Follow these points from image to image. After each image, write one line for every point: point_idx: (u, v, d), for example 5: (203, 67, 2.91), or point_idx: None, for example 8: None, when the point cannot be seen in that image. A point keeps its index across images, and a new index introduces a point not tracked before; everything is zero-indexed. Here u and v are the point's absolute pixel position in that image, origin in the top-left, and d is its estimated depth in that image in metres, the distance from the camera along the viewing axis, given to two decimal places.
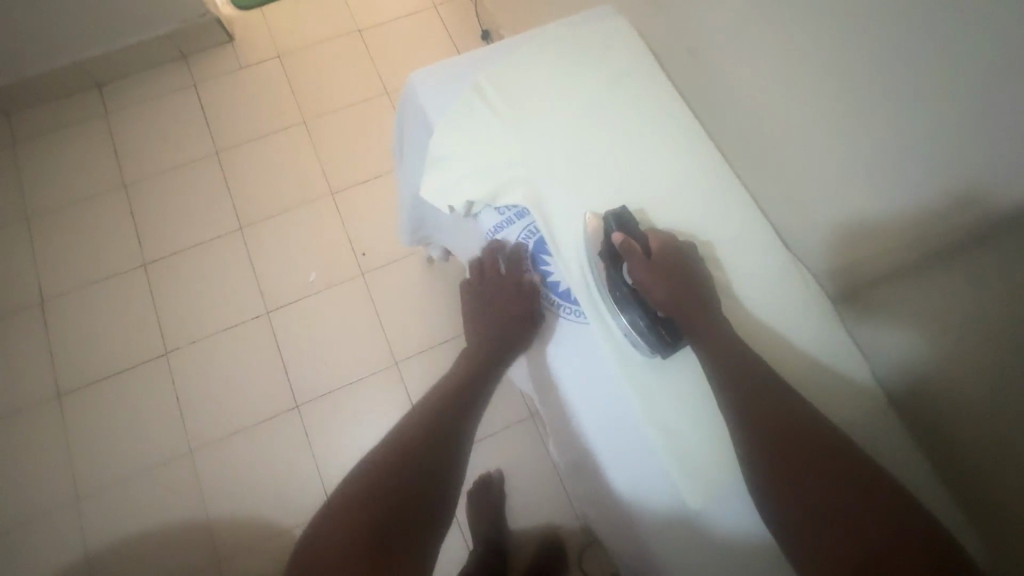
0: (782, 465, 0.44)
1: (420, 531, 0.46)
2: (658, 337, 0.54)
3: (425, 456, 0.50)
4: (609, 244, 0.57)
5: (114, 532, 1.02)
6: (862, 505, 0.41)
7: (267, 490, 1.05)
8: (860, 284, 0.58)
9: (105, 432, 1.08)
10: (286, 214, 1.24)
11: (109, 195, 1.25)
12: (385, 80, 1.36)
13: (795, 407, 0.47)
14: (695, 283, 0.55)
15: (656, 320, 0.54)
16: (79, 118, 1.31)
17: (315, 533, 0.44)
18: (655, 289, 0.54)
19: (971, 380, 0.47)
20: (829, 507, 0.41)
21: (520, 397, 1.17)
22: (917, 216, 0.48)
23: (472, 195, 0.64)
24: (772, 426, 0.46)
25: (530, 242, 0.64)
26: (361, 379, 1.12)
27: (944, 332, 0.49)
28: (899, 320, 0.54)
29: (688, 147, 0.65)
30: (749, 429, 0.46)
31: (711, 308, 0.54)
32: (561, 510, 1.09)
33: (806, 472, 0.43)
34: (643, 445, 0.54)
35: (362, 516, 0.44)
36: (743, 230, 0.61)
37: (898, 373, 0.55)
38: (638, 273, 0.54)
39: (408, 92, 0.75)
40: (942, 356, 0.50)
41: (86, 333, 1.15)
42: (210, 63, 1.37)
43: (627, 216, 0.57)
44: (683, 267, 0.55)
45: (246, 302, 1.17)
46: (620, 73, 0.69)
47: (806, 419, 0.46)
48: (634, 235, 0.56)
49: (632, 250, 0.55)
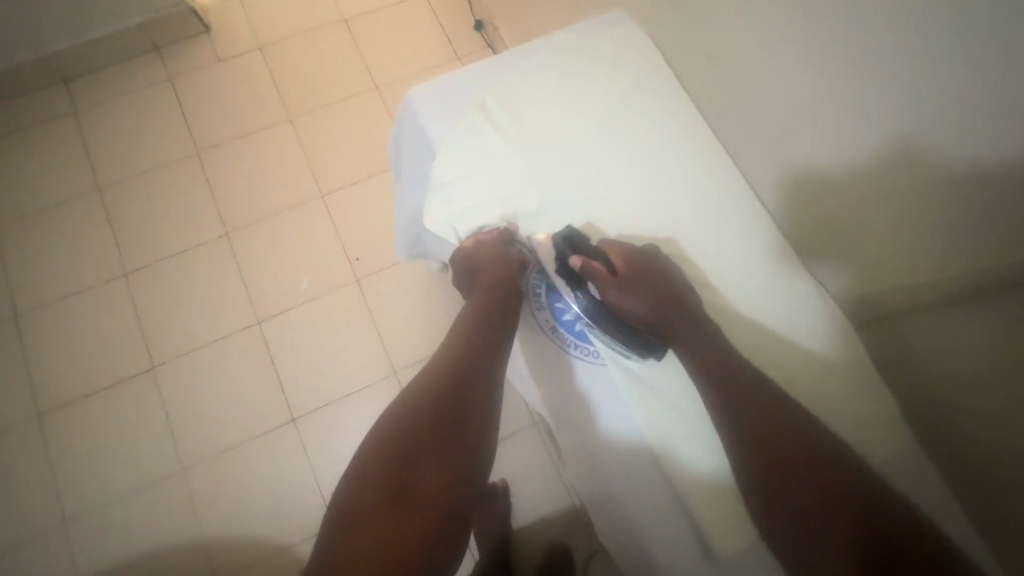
0: (778, 479, 0.42)
1: (435, 490, 0.47)
2: (644, 343, 0.54)
3: (409, 446, 0.48)
4: (567, 265, 0.57)
5: (107, 555, 0.99)
6: (850, 507, 0.39)
7: (264, 506, 1.02)
8: (868, 306, 0.56)
9: (92, 451, 1.04)
10: (274, 218, 1.18)
11: (84, 201, 1.18)
12: (374, 73, 1.29)
13: (799, 426, 0.45)
14: (672, 287, 0.55)
15: (638, 329, 0.55)
16: (47, 118, 1.23)
17: (334, 500, 0.47)
18: (635, 302, 0.54)
19: (982, 400, 0.46)
20: (825, 513, 0.40)
21: (521, 403, 1.15)
22: (933, 233, 0.47)
23: (481, 223, 0.63)
24: (765, 442, 0.44)
25: (541, 281, 0.64)
26: (359, 390, 1.09)
27: (955, 353, 0.47)
28: (922, 350, 0.51)
29: (702, 171, 0.63)
30: (745, 435, 0.45)
31: (692, 308, 0.54)
32: (568, 519, 1.08)
33: (796, 481, 0.42)
34: (654, 484, 0.54)
35: (373, 483, 0.46)
36: (762, 257, 0.60)
37: (903, 379, 0.54)
38: (610, 292, 0.55)
39: (405, 108, 0.71)
40: (943, 360, 0.49)
41: (67, 349, 1.09)
42: (188, 56, 1.29)
43: (577, 235, 0.58)
44: (655, 273, 0.55)
45: (236, 312, 1.13)
46: (632, 87, 0.66)
47: (803, 426, 0.45)
48: (591, 253, 0.57)
49: (596, 271, 0.55)
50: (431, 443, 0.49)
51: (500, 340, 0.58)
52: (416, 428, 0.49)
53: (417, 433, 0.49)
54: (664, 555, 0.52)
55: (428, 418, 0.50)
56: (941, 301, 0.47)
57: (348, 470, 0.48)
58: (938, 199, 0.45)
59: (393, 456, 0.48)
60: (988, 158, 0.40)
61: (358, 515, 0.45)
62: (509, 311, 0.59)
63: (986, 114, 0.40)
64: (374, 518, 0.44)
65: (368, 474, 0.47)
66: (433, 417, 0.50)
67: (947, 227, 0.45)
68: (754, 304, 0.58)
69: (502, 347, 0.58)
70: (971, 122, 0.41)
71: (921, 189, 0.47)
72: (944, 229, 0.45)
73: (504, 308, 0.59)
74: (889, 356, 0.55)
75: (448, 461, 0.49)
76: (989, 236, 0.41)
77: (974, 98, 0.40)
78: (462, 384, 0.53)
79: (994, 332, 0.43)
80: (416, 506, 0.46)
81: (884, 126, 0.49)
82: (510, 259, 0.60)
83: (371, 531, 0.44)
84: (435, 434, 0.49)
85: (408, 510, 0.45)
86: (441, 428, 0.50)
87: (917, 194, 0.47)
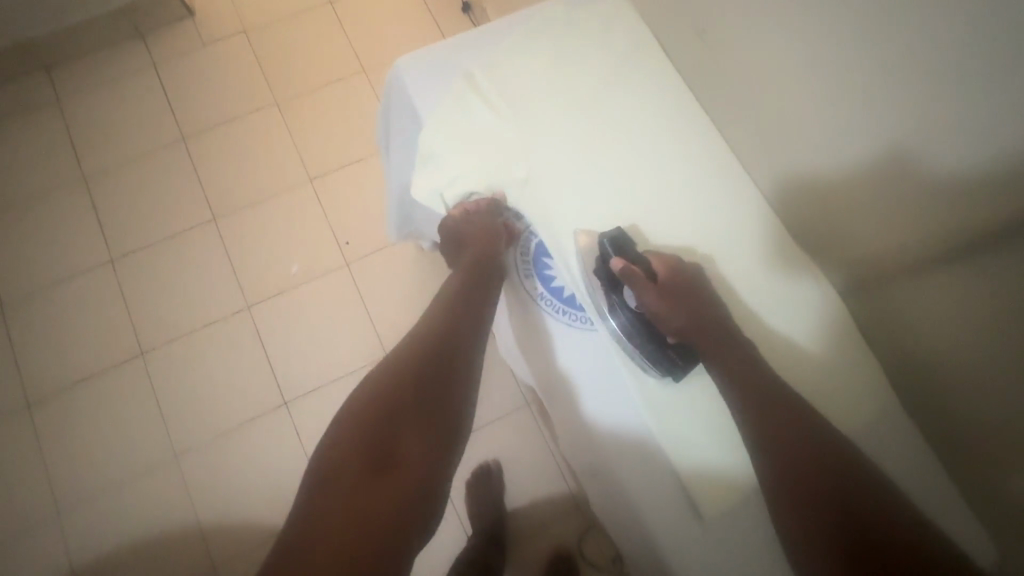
0: (789, 472, 0.45)
1: (411, 460, 0.47)
2: (668, 360, 0.53)
3: (393, 415, 0.49)
4: (607, 269, 0.56)
5: (102, 540, 0.99)
6: (870, 501, 0.42)
7: (258, 489, 1.03)
8: (849, 268, 0.55)
9: (83, 439, 1.04)
10: (263, 203, 1.18)
11: (69, 188, 1.17)
12: (361, 57, 1.28)
13: (807, 417, 0.47)
14: (710, 306, 0.53)
15: (666, 345, 0.54)
16: (28, 105, 1.21)
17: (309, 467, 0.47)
18: (670, 314, 0.53)
19: (977, 367, 0.43)
20: (839, 502, 0.42)
21: (514, 383, 1.16)
22: (920, 185, 0.45)
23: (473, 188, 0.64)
24: (778, 429, 0.46)
25: (531, 248, 0.68)
26: (351, 373, 1.09)
27: (957, 322, 0.44)
28: (915, 314, 0.49)
29: (689, 142, 0.64)
30: (759, 428, 0.47)
31: (727, 326, 0.53)
32: (561, 497, 1.09)
33: (813, 469, 0.44)
34: (647, 446, 0.55)
35: (349, 449, 0.46)
36: (749, 223, 0.61)
37: (900, 341, 0.51)
38: (646, 297, 0.53)
39: (393, 81, 0.71)
40: (940, 323, 0.46)
41: (55, 337, 1.09)
42: (171, 41, 1.27)
43: (624, 238, 0.56)
44: (694, 290, 0.54)
45: (225, 298, 1.12)
46: (619, 60, 0.67)
47: (808, 418, 0.47)
48: (634, 259, 0.56)
49: (635, 276, 0.54)
50: (411, 416, 0.50)
51: (481, 319, 0.59)
52: (401, 398, 0.50)
53: (401, 403, 0.50)
54: (656, 516, 0.54)
55: (408, 391, 0.51)
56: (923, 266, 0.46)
57: (324, 439, 0.48)
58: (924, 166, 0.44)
59: (371, 425, 0.48)
60: (961, 112, 0.40)
61: (333, 480, 0.44)
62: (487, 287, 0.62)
63: (961, 68, 0.40)
64: (349, 483, 0.44)
65: (352, 440, 0.47)
66: (418, 389, 0.51)
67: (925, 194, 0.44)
68: (735, 278, 0.58)
69: (481, 326, 0.60)
70: (944, 77, 0.41)
71: (906, 159, 0.46)
72: (928, 185, 0.44)
73: (488, 286, 0.62)
74: (869, 326, 0.55)
75: (424, 431, 0.49)
76: (974, 202, 0.40)
77: (947, 53, 0.40)
78: (442, 360, 0.54)
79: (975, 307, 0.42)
80: (397, 475, 0.46)
81: (873, 91, 0.47)
82: (497, 237, 0.64)
83: (345, 492, 0.44)
84: (414, 407, 0.50)
85: (383, 476, 0.45)
86: (420, 402, 0.51)
87: (896, 149, 0.46)
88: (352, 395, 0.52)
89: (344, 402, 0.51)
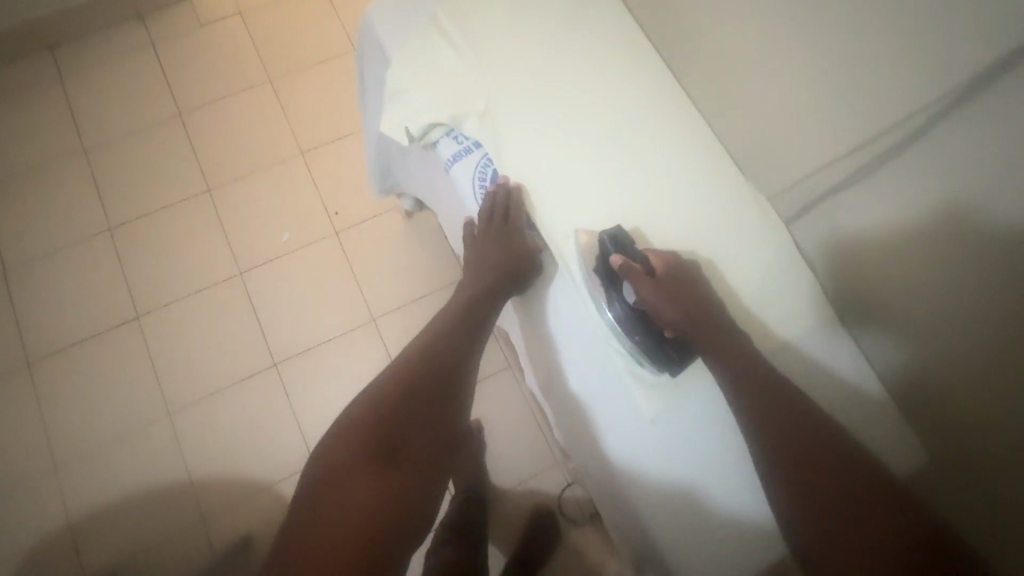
0: (780, 445, 0.48)
1: (411, 459, 0.53)
2: (665, 353, 0.56)
3: (396, 419, 0.54)
4: (606, 265, 0.58)
5: (98, 493, 1.03)
6: (867, 472, 0.45)
7: (248, 446, 1.06)
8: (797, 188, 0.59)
9: (81, 398, 1.08)
10: (254, 175, 1.22)
11: (70, 161, 1.22)
12: (351, 36, 1.33)
13: (785, 383, 0.51)
14: (706, 301, 0.55)
15: (663, 339, 0.56)
16: (32, 83, 1.26)
17: (318, 455, 0.53)
18: (665, 308, 0.54)
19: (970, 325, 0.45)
20: (841, 474, 0.45)
21: (498, 349, 1.19)
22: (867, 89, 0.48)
23: (434, 119, 0.66)
24: (766, 398, 0.50)
25: (486, 172, 0.68)
26: (338, 337, 1.12)
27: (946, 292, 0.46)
28: (886, 259, 0.51)
29: (647, 85, 0.67)
30: (750, 403, 0.50)
31: (721, 321, 0.54)
32: (543, 457, 1.12)
33: (798, 441, 0.47)
34: (630, 413, 0.58)
35: (353, 448, 0.52)
36: (697, 158, 0.64)
37: (845, 243, 0.56)
38: (645, 291, 0.55)
39: (368, 30, 0.76)
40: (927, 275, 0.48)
41: (55, 301, 1.13)
42: (169, 21, 1.32)
43: (624, 237, 0.58)
44: (691, 285, 0.56)
45: (218, 264, 1.16)
46: (581, 10, 0.70)
47: (775, 378, 0.51)
48: (633, 255, 0.57)
49: (634, 272, 0.55)
50: (415, 418, 0.55)
51: (476, 336, 0.64)
52: (407, 403, 0.55)
53: (407, 408, 0.55)
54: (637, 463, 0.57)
55: (413, 397, 0.56)
56: (880, 163, 0.50)
57: (327, 441, 0.54)
58: (868, 74, 0.48)
59: (377, 428, 0.53)
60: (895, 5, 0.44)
61: (336, 478, 0.50)
62: (492, 291, 0.66)
63: None
64: (352, 481, 0.50)
65: (357, 440, 0.52)
66: (422, 396, 0.56)
67: (888, 95, 0.47)
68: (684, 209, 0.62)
69: (477, 341, 0.64)
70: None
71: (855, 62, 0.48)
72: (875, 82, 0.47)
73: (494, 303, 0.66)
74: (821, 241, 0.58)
75: (423, 432, 0.55)
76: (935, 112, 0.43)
77: None
78: (442, 371, 0.59)
79: (984, 247, 0.42)
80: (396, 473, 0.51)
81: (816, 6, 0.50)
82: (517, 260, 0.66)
83: (348, 488, 0.49)
84: (417, 413, 0.55)
85: (384, 472, 0.51)
86: (422, 409, 0.56)
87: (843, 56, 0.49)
88: (362, 394, 0.57)
89: (352, 403, 0.57)
